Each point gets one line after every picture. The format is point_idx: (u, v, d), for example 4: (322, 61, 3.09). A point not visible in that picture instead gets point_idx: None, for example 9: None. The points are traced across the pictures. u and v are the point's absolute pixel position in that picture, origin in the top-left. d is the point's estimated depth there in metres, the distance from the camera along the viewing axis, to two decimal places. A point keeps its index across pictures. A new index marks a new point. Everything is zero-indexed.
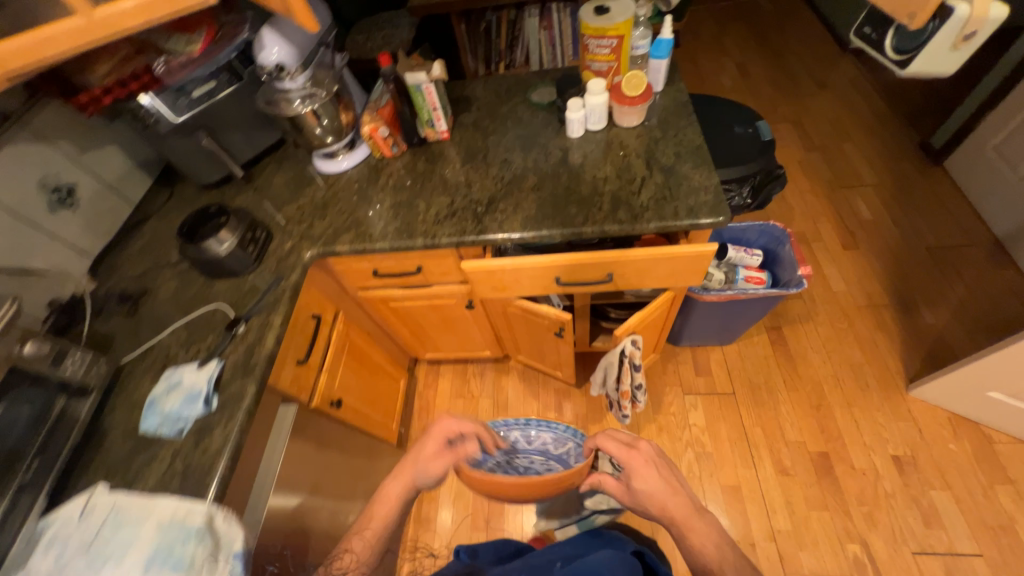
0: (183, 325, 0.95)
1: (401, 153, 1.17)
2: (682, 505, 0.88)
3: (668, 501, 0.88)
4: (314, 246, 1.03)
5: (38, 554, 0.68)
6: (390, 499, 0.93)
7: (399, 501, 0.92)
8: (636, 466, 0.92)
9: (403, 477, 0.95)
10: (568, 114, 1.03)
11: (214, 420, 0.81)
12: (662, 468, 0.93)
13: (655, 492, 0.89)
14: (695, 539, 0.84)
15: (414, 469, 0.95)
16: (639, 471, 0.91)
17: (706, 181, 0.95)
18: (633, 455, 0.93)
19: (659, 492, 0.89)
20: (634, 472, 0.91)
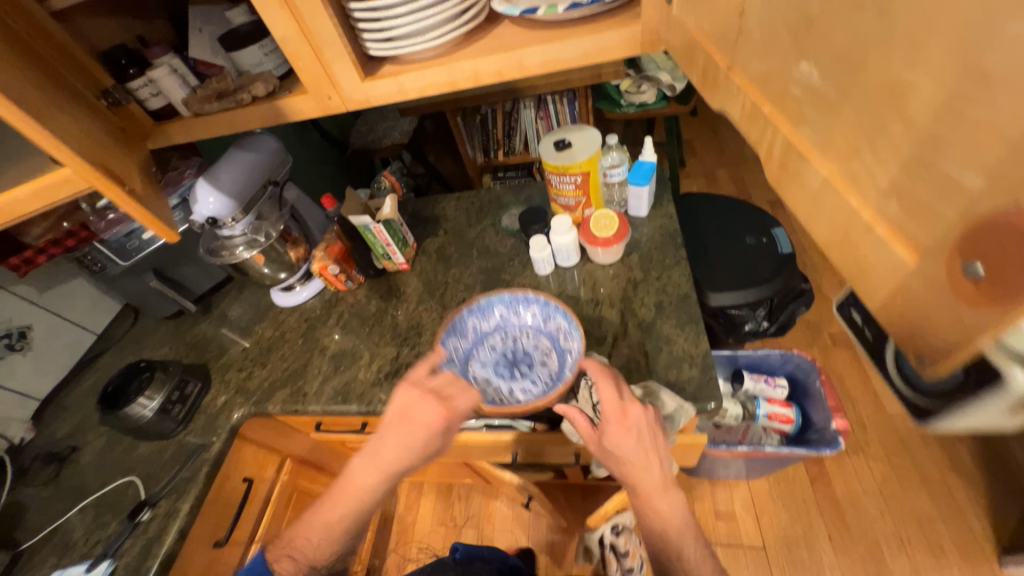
0: (94, 501, 0.86)
1: (358, 286, 1.07)
2: (658, 480, 0.64)
3: (644, 479, 0.64)
4: (244, 405, 0.93)
5: None
6: (361, 491, 0.66)
7: (359, 486, 0.66)
8: (612, 429, 0.64)
9: (382, 466, 0.65)
10: (530, 255, 0.90)
11: None
12: (649, 427, 0.64)
13: (632, 469, 0.64)
14: (668, 521, 0.65)
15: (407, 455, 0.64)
16: (626, 436, 0.64)
17: (692, 348, 0.77)
18: (620, 418, 0.64)
19: (637, 466, 0.64)
20: (609, 435, 0.64)
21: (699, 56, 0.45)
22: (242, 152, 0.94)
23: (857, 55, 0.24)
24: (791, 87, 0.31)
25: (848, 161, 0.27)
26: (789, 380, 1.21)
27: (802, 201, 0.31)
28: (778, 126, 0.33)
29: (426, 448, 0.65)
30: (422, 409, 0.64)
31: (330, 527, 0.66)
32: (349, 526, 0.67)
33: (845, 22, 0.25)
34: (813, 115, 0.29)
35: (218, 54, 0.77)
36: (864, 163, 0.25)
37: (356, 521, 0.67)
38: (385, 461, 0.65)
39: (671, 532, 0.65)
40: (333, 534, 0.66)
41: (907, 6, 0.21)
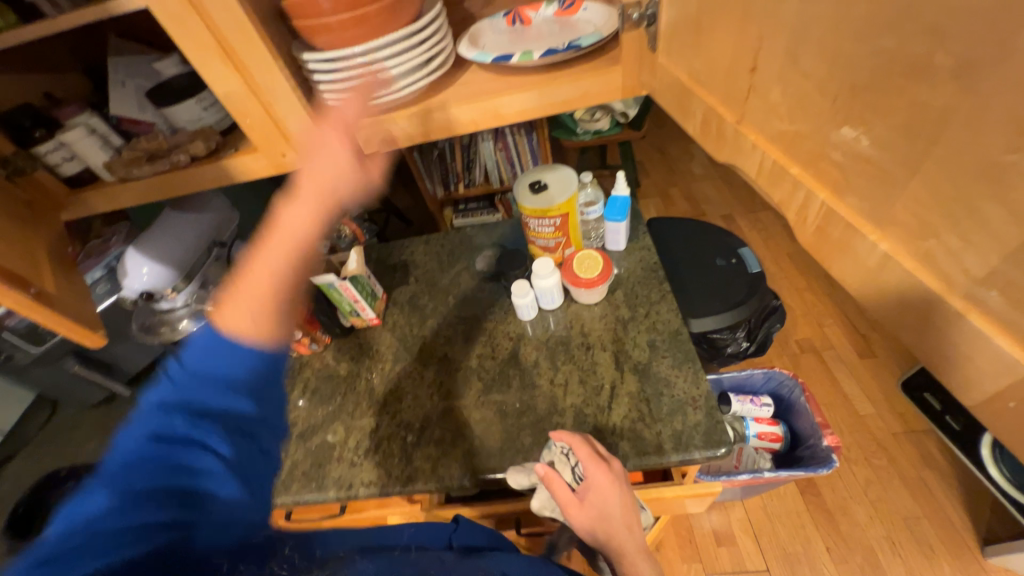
0: None
1: (324, 347, 0.97)
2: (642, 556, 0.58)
3: (626, 542, 0.58)
4: None
5: None
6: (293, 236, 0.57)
7: (293, 228, 0.57)
8: (590, 494, 0.60)
9: (314, 190, 0.58)
10: (514, 302, 0.85)
11: None
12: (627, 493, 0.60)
13: (610, 536, 0.58)
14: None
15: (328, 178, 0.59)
16: (609, 495, 0.59)
17: (694, 388, 0.74)
18: (605, 472, 0.60)
19: (620, 530, 0.58)
20: (588, 504, 0.60)
21: (697, 107, 0.44)
22: (179, 213, 0.83)
23: (931, 137, 0.24)
24: (829, 152, 0.31)
25: (920, 237, 0.27)
26: (773, 398, 1.22)
27: (874, 265, 0.31)
28: (814, 190, 0.33)
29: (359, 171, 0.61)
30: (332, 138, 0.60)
31: (254, 287, 0.55)
32: (273, 285, 0.56)
33: (913, 93, 0.24)
34: (864, 184, 0.29)
35: (146, 111, 0.67)
36: (945, 246, 0.26)
37: (285, 278, 0.57)
38: (316, 194, 0.58)
39: None
40: (266, 310, 0.55)
41: (1013, 87, 0.20)
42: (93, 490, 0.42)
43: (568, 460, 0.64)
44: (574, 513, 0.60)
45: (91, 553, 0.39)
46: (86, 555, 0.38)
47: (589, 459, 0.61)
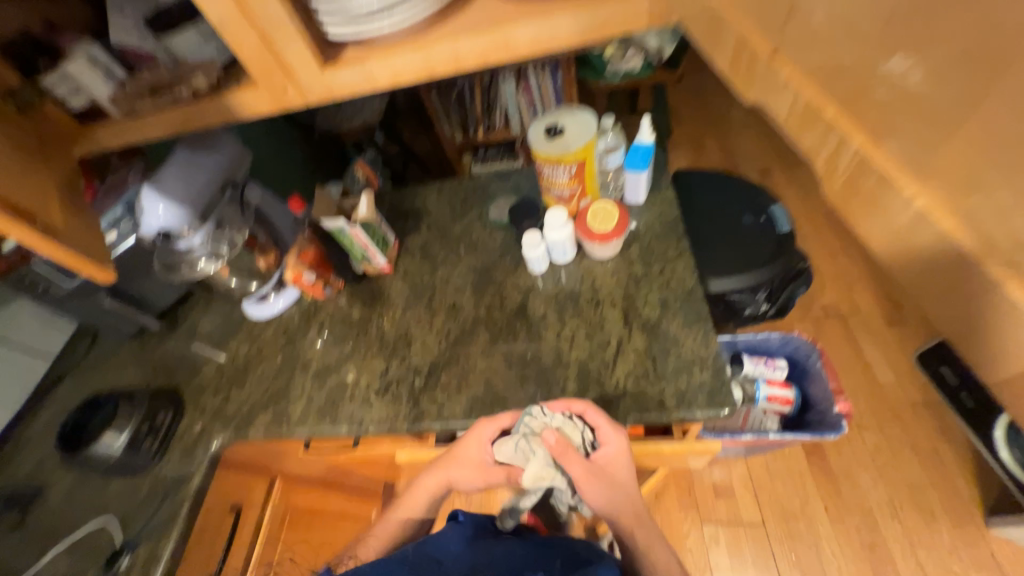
0: (66, 547, 0.79)
1: (337, 292, 0.99)
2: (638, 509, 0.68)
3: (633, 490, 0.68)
4: (223, 432, 0.86)
5: None
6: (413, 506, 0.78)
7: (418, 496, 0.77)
8: (601, 460, 0.68)
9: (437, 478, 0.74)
10: (525, 255, 0.83)
11: None
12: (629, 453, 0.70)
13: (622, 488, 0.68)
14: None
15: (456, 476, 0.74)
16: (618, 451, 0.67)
17: (702, 349, 0.73)
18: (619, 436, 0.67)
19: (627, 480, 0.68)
20: (601, 469, 0.67)
21: (729, 38, 0.39)
22: (191, 152, 0.82)
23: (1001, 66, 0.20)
24: (873, 88, 0.27)
25: (967, 191, 0.24)
26: (789, 362, 1.20)
27: (907, 224, 0.27)
28: (849, 136, 0.29)
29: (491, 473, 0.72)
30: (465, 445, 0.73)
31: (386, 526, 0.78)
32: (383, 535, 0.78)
33: (988, 7, 0.20)
34: (910, 126, 0.25)
35: (147, 41, 0.65)
36: (994, 202, 0.22)
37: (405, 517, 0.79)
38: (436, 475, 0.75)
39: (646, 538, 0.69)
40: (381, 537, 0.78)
41: None
42: None
43: (582, 432, 0.67)
44: (585, 481, 0.66)
45: None
46: None
47: (612, 429, 0.66)
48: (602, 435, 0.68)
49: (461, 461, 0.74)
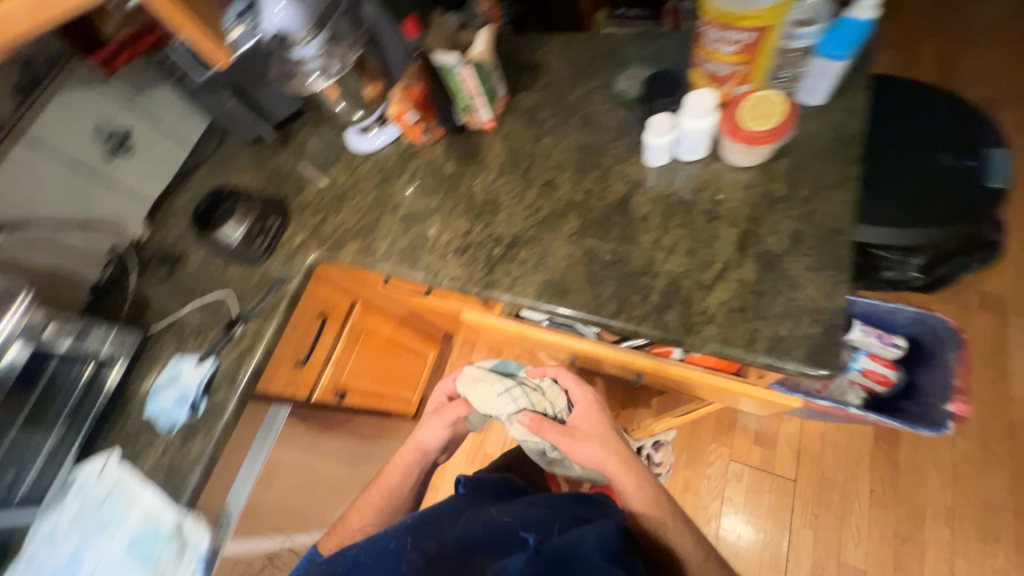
0: (200, 305, 0.98)
1: (435, 140, 0.95)
2: (624, 453, 0.92)
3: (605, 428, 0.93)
4: (319, 248, 0.94)
5: (69, 495, 0.84)
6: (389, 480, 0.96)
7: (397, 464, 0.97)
8: (579, 417, 0.95)
9: (409, 446, 0.98)
10: (646, 141, 0.71)
11: (199, 424, 0.86)
12: (604, 410, 0.98)
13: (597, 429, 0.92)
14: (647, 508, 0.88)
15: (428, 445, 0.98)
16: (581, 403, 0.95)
17: (825, 298, 0.62)
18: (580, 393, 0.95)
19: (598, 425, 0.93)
20: (581, 427, 0.94)
21: None
22: None
23: None
24: None
25: None
26: (909, 342, 1.02)
27: None
28: None
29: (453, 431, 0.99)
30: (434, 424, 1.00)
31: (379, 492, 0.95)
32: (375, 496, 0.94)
33: None
34: None
35: None
36: None
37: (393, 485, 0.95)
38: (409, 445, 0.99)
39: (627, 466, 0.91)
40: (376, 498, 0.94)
41: None
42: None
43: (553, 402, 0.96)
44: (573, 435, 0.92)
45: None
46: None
47: (577, 387, 0.97)
48: (576, 397, 0.97)
49: (426, 424, 1.00)
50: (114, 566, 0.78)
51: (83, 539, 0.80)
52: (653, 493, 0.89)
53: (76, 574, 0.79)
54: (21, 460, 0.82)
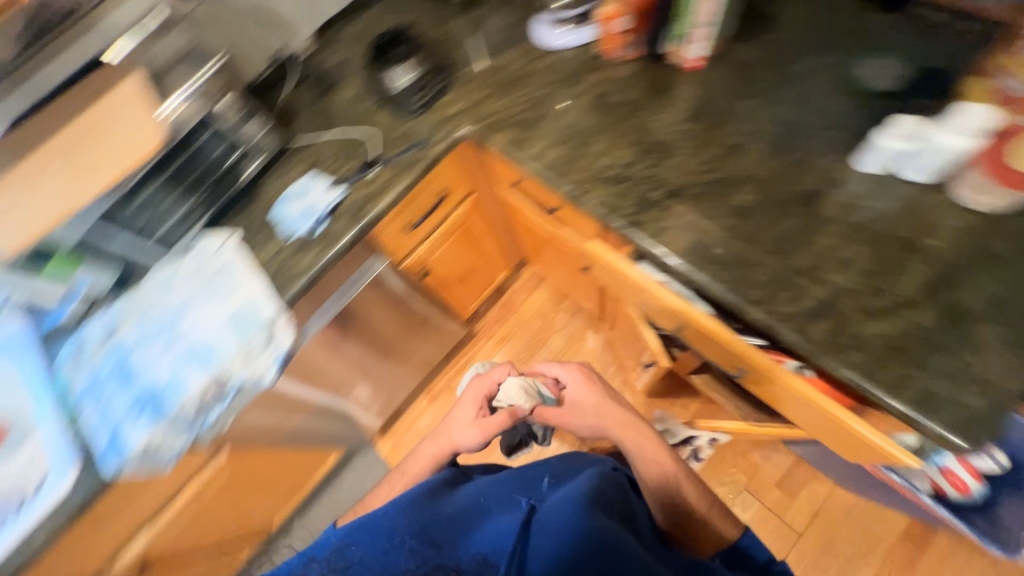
0: (342, 136, 1.00)
1: (626, 60, 0.89)
2: (629, 418, 0.91)
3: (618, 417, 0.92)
4: (471, 125, 0.93)
5: (196, 257, 0.95)
6: (415, 474, 0.88)
7: (422, 464, 0.88)
8: (577, 393, 0.96)
9: (442, 443, 0.89)
10: (879, 139, 0.64)
11: (312, 242, 0.90)
12: (597, 379, 0.99)
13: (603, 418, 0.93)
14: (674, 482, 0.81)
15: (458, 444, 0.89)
16: (577, 388, 0.97)
17: (1002, 375, 0.56)
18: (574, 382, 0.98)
19: (604, 410, 0.93)
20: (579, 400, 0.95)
21: None
22: None
23: None
24: None
25: None
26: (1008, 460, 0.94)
27: None
28: None
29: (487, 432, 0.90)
30: (467, 432, 0.89)
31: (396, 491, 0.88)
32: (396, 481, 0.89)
33: None
34: None
35: None
36: None
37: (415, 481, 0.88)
38: (440, 437, 0.92)
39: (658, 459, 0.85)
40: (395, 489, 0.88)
41: None
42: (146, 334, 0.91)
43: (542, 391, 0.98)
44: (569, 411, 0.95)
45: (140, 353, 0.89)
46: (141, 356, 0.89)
47: (568, 371, 0.99)
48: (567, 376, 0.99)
49: (461, 425, 0.91)
50: (213, 329, 0.87)
51: (195, 297, 0.91)
52: (678, 466, 0.83)
53: (182, 321, 0.89)
54: (158, 212, 0.92)
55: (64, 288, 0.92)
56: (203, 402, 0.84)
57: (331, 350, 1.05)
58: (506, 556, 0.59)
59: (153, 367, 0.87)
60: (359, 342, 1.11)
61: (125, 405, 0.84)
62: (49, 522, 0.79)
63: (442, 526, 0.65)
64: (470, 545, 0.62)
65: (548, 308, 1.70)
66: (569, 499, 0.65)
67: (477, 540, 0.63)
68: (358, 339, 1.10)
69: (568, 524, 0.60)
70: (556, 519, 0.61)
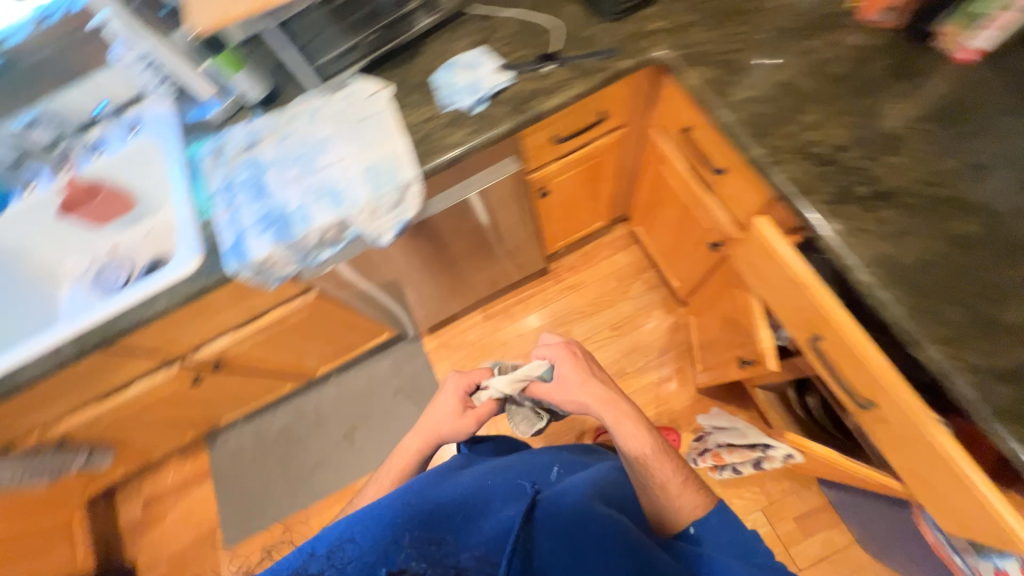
0: (523, 19, 0.93)
1: (876, 29, 0.77)
2: (612, 395, 0.88)
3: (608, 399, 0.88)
4: (670, 49, 0.83)
5: (346, 96, 0.93)
6: (404, 459, 0.87)
7: (404, 452, 0.87)
8: (564, 369, 0.92)
9: (425, 435, 0.87)
10: None
11: (464, 119, 0.86)
12: (580, 355, 0.95)
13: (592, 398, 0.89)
14: (657, 475, 0.79)
15: (440, 432, 0.88)
16: (559, 366, 0.92)
17: None
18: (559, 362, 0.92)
19: (588, 389, 0.89)
20: (564, 376, 0.91)
21: None
22: None
23: None
24: None
25: None
26: None
27: None
28: None
29: (468, 421, 0.89)
30: (447, 425, 0.89)
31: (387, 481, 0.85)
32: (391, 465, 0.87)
33: None
34: None
35: None
36: None
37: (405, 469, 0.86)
38: (427, 431, 0.88)
39: (644, 447, 0.83)
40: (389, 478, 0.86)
41: None
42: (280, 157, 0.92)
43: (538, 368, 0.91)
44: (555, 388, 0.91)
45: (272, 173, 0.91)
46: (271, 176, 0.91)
47: (552, 347, 0.94)
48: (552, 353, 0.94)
49: (442, 413, 0.90)
50: (349, 173, 0.87)
51: (338, 135, 0.90)
52: (667, 457, 0.82)
53: (320, 155, 0.89)
54: (326, 38, 0.90)
55: (221, 84, 0.95)
56: (322, 237, 0.86)
57: (438, 234, 1.05)
58: (508, 552, 0.56)
59: (283, 189, 0.89)
60: (461, 237, 1.10)
61: (252, 215, 0.88)
62: (170, 295, 0.86)
63: (444, 514, 0.61)
64: (474, 536, 0.58)
65: (627, 272, 1.65)
66: (576, 503, 0.67)
67: (483, 534, 0.58)
68: (462, 233, 1.09)
69: (572, 521, 0.63)
70: (555, 514, 0.64)
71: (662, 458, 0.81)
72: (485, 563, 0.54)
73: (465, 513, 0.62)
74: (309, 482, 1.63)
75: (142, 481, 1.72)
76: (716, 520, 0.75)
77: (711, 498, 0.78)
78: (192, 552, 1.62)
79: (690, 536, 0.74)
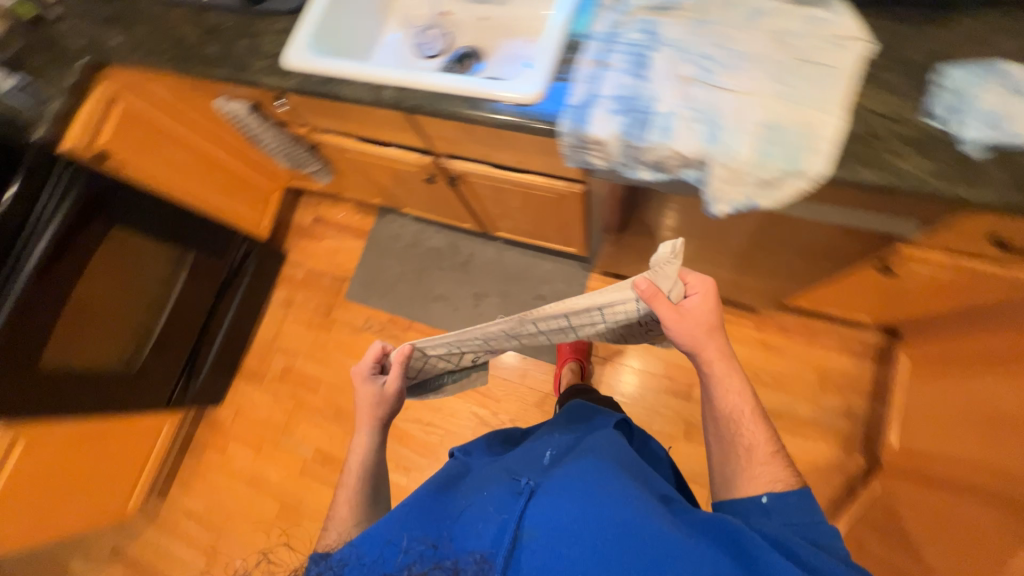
0: None
1: None
2: (723, 355, 0.77)
3: (716, 351, 0.76)
4: None
5: (804, 25, 0.72)
6: (358, 457, 0.82)
7: (358, 449, 0.83)
8: (693, 305, 0.77)
9: (365, 422, 0.83)
10: None
11: (938, 146, 0.63)
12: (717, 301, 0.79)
13: (699, 343, 0.76)
14: (743, 435, 0.73)
15: (370, 412, 0.83)
16: (694, 299, 0.77)
17: None
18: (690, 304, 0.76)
19: (709, 326, 0.76)
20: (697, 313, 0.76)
21: None
22: None
23: None
24: None
25: None
26: None
27: None
28: None
29: (384, 391, 0.85)
30: (369, 401, 0.84)
31: (351, 489, 0.79)
32: (359, 468, 0.81)
33: None
34: None
35: None
36: None
37: (364, 464, 0.81)
38: (360, 418, 0.84)
39: (735, 409, 0.74)
40: (361, 486, 0.80)
41: None
42: (680, 42, 0.76)
43: (675, 278, 0.76)
44: (678, 319, 0.75)
45: (660, 53, 0.76)
46: (658, 57, 0.76)
47: (697, 275, 0.78)
48: (694, 285, 0.78)
49: (365, 394, 0.84)
50: (745, 112, 0.69)
51: (760, 62, 0.71)
52: (763, 426, 0.73)
53: (726, 71, 0.72)
54: None
55: None
56: (663, 159, 0.73)
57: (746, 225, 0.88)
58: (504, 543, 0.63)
59: (665, 81, 0.74)
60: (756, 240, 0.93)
61: (615, 86, 0.75)
62: (492, 111, 0.81)
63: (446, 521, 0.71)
64: (469, 542, 0.65)
65: (835, 377, 1.37)
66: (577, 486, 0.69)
67: (478, 534, 0.66)
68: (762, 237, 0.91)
69: (573, 504, 0.66)
70: (552, 502, 0.68)
71: (758, 423, 0.73)
72: (483, 563, 0.60)
73: (464, 522, 0.71)
74: (426, 303, 1.76)
75: (321, 203, 1.98)
76: (795, 499, 0.66)
77: (800, 479, 0.69)
78: (321, 279, 1.90)
79: (758, 505, 0.67)
